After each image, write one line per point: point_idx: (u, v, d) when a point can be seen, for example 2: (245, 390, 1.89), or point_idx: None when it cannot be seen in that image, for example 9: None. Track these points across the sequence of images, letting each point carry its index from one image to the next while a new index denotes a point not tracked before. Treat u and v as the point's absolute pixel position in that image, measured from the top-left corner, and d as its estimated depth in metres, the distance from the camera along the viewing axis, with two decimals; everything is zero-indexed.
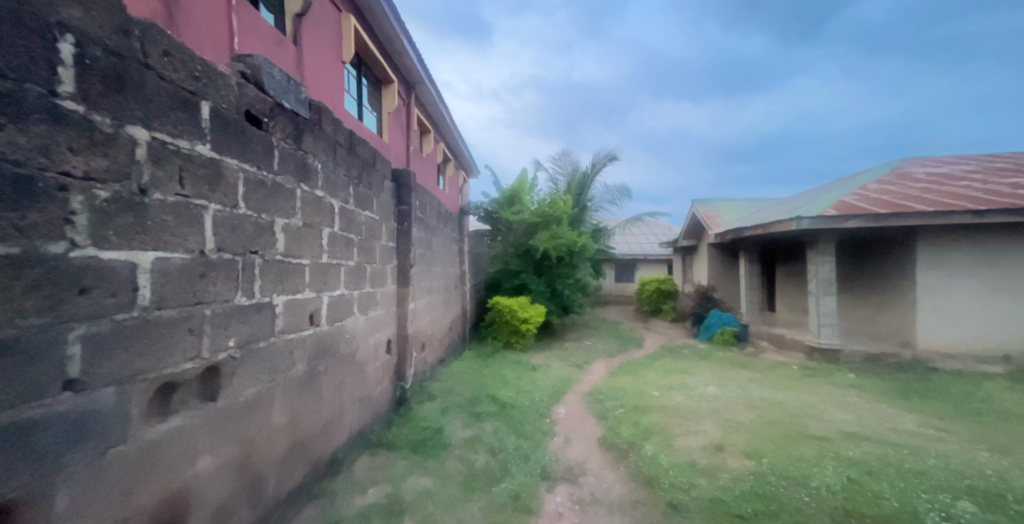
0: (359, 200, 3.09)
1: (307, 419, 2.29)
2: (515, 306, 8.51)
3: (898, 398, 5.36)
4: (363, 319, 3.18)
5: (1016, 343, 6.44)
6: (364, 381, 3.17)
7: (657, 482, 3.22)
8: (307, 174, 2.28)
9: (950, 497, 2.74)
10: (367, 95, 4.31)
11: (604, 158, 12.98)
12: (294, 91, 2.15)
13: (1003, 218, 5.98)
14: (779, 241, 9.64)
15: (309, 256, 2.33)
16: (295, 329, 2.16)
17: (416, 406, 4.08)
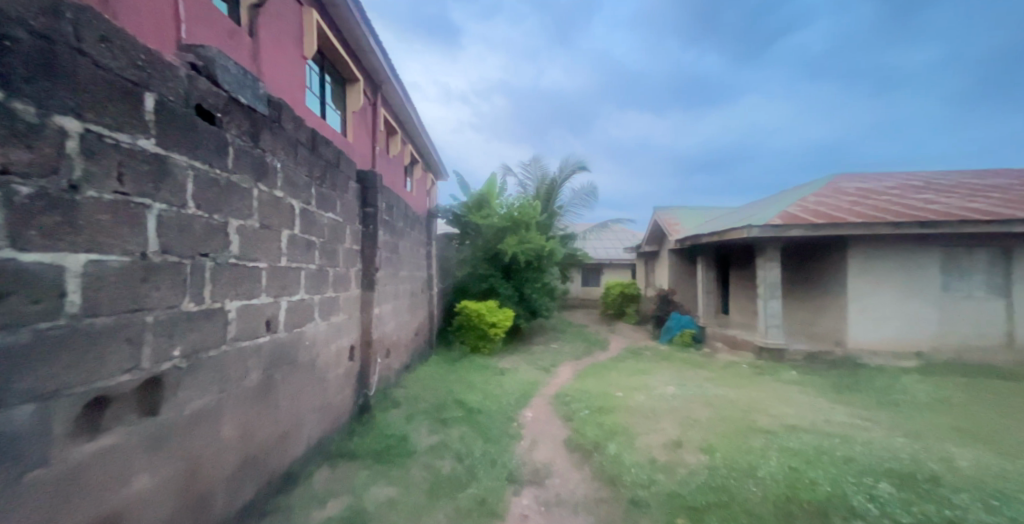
0: (322, 201, 2.99)
1: (261, 432, 2.18)
2: (483, 310, 8.48)
3: (838, 392, 5.73)
4: (325, 324, 3.07)
5: (930, 341, 7.03)
6: (324, 390, 3.05)
7: (620, 481, 3.27)
8: (265, 173, 2.18)
9: (873, 480, 2.93)
10: (331, 92, 4.20)
11: (573, 166, 13.22)
12: (252, 86, 2.06)
13: (917, 229, 6.52)
14: (733, 247, 10.11)
15: (266, 259, 2.22)
16: (250, 336, 2.06)
17: (379, 414, 3.96)
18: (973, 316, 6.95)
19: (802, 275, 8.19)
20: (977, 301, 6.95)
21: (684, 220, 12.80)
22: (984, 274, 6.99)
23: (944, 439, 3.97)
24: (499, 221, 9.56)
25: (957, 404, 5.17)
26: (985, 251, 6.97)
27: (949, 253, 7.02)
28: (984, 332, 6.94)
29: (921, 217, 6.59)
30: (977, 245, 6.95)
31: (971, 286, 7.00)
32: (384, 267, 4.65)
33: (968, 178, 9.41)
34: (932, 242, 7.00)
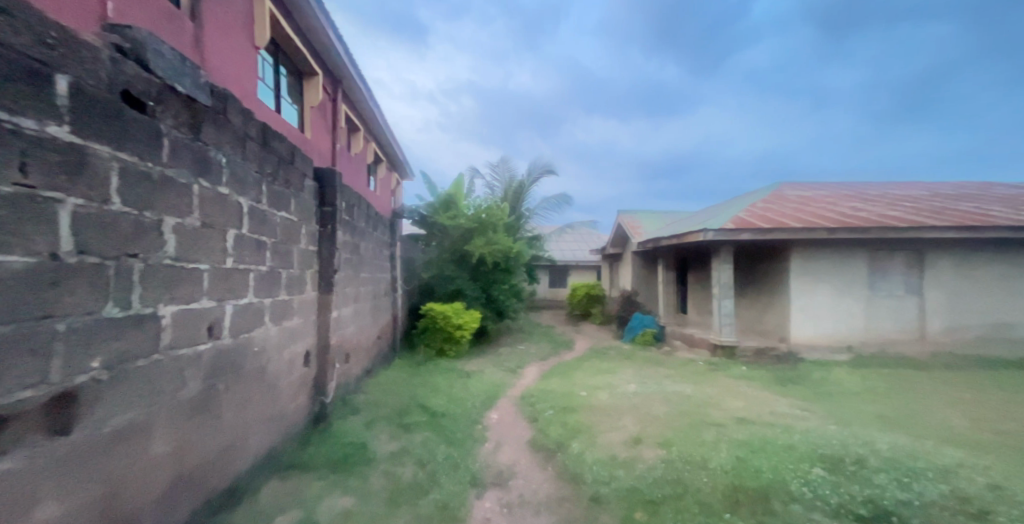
0: (274, 199, 2.85)
1: (197, 448, 2.03)
2: (449, 312, 8.37)
3: (782, 386, 6.10)
4: (277, 329, 2.93)
5: (859, 336, 7.60)
6: (275, 399, 2.90)
7: (582, 479, 3.33)
8: (207, 168, 2.06)
9: (809, 466, 3.13)
10: (286, 85, 4.02)
11: (540, 169, 13.34)
12: (191, 74, 1.93)
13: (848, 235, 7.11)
14: (690, 250, 10.54)
15: (209, 260, 2.09)
16: (187, 344, 1.92)
17: (337, 422, 3.81)
18: (894, 312, 7.59)
19: (753, 277, 8.71)
20: (897, 299, 7.61)
21: (646, 223, 13.21)
22: (904, 274, 7.66)
23: (872, 427, 4.31)
24: (466, 222, 9.48)
25: (883, 394, 5.63)
26: (904, 254, 7.64)
27: (875, 256, 7.64)
28: (903, 326, 7.61)
29: (855, 224, 7.15)
30: (897, 248, 7.60)
31: (892, 285, 7.65)
32: (344, 269, 4.49)
33: (895, 190, 10.31)
34: (862, 246, 7.59)
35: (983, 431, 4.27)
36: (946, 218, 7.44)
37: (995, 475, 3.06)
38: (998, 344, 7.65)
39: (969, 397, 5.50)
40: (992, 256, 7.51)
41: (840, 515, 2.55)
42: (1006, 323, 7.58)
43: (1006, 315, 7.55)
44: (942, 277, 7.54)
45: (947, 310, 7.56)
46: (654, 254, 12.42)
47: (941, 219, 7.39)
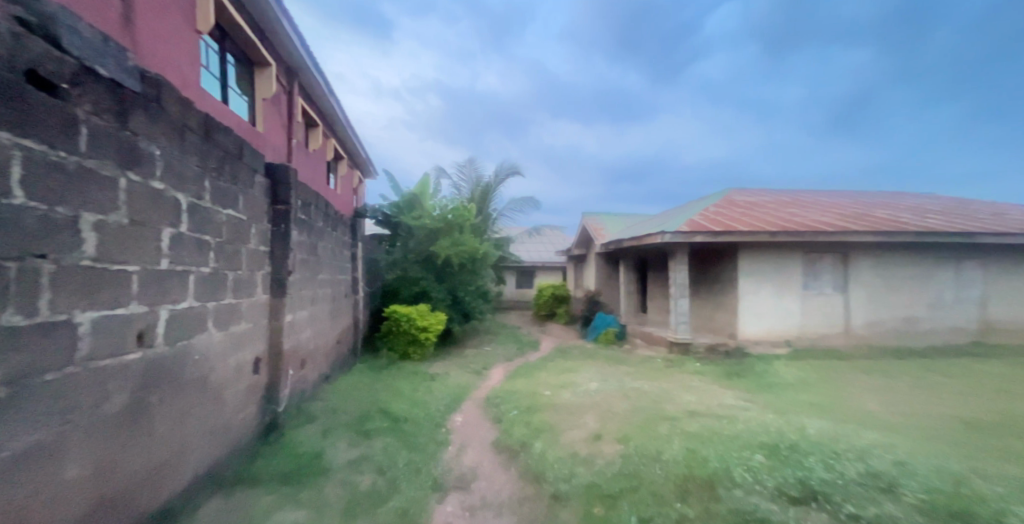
0: (219, 196, 2.69)
1: (122, 468, 1.83)
2: (413, 314, 8.21)
3: (730, 379, 6.44)
4: (222, 335, 2.76)
5: (798, 331, 8.15)
6: (218, 409, 2.72)
7: (543, 478, 3.37)
8: (137, 161, 1.90)
9: (750, 453, 3.31)
10: (234, 75, 3.81)
11: (506, 170, 13.37)
12: (115, 56, 1.76)
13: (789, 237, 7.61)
14: (650, 252, 10.90)
15: (139, 261, 1.93)
16: (110, 353, 1.75)
17: (291, 432, 3.63)
18: (828, 309, 8.21)
19: (706, 276, 9.14)
20: (830, 297, 8.24)
21: (609, 225, 13.54)
22: (832, 274, 8.29)
23: (805, 414, 4.65)
24: (431, 223, 9.32)
25: (816, 384, 6.07)
26: (836, 255, 8.28)
27: (812, 257, 8.24)
28: (834, 321, 8.23)
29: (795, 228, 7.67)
30: (831, 250, 8.23)
31: (827, 285, 8.26)
32: (299, 270, 4.29)
33: (831, 197, 11.15)
34: (803, 248, 8.15)
35: (894, 415, 4.71)
36: (869, 224, 8.15)
37: (904, 454, 3.37)
38: (912, 336, 8.35)
39: (886, 384, 6.07)
40: (903, 257, 8.30)
41: (777, 496, 2.71)
42: (914, 317, 8.33)
43: (914, 310, 8.32)
44: (864, 276, 8.22)
45: (867, 306, 8.24)
46: (617, 256, 12.76)
47: (867, 224, 8.07)
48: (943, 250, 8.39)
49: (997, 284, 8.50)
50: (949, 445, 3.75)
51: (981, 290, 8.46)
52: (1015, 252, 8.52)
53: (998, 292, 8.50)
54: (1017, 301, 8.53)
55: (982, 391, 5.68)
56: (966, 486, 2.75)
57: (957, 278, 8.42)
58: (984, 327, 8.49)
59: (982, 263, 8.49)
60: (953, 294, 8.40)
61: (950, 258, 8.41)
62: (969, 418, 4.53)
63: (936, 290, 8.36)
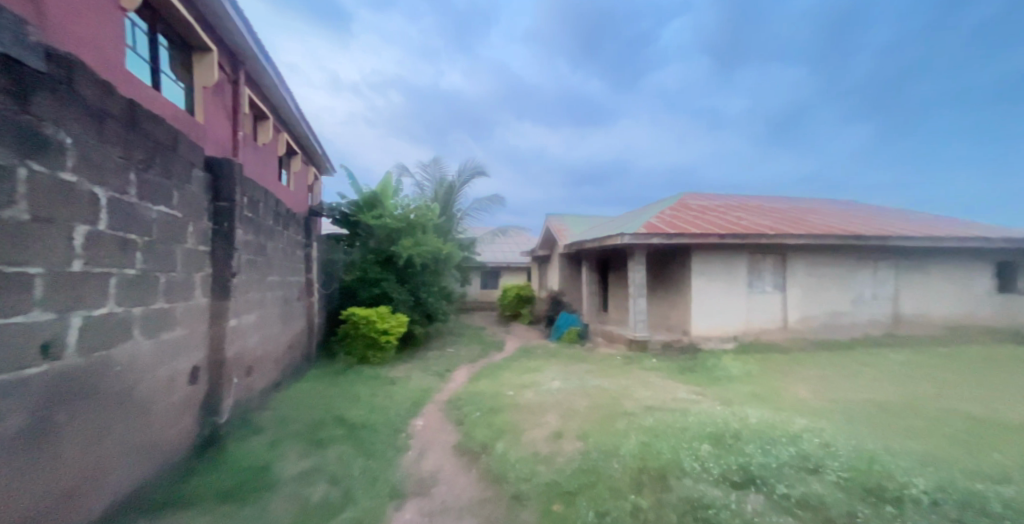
0: (148, 190, 2.49)
1: (22, 500, 1.57)
2: (373, 316, 7.94)
3: (684, 374, 6.72)
4: (151, 343, 2.54)
5: (744, 327, 8.63)
6: (146, 424, 2.48)
7: (505, 479, 3.38)
8: (43, 148, 1.70)
9: (698, 443, 3.46)
10: (168, 59, 3.54)
11: (470, 170, 13.28)
12: (14, 30, 1.54)
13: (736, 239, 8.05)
14: (611, 253, 11.18)
15: (43, 263, 1.71)
16: (8, 368, 1.52)
17: (235, 445, 3.41)
18: (769, 306, 8.76)
19: (662, 277, 9.49)
20: (771, 294, 8.80)
21: (571, 227, 13.77)
22: (771, 273, 8.86)
23: (748, 404, 4.94)
24: (392, 222, 9.06)
25: (757, 376, 6.47)
26: (776, 256, 8.85)
27: (756, 258, 8.76)
28: (774, 317, 8.79)
29: (741, 232, 8.13)
30: (772, 251, 8.78)
31: (768, 283, 8.82)
32: (245, 271, 4.04)
33: (774, 203, 11.91)
34: (748, 249, 8.65)
35: (822, 402, 5.12)
36: (804, 228, 8.79)
37: (829, 436, 3.66)
38: (838, 329, 9.05)
39: (818, 374, 6.55)
40: (830, 258, 9.01)
41: (720, 482, 2.86)
42: (839, 312, 9.05)
43: (838, 306, 9.04)
44: (798, 275, 8.84)
45: (800, 303, 8.86)
46: (579, 257, 12.99)
47: (801, 229, 8.71)
48: (861, 252, 9.18)
49: (907, 282, 9.39)
50: (866, 428, 4.12)
51: (891, 287, 9.32)
52: (922, 253, 9.44)
53: (908, 289, 9.38)
54: (923, 297, 9.45)
55: (898, 378, 6.25)
56: (877, 462, 3.02)
57: (871, 277, 9.23)
58: (894, 320, 9.34)
59: (893, 263, 9.35)
60: (868, 292, 9.20)
61: (865, 259, 9.21)
62: (886, 403, 5.00)
63: (853, 289, 9.11)
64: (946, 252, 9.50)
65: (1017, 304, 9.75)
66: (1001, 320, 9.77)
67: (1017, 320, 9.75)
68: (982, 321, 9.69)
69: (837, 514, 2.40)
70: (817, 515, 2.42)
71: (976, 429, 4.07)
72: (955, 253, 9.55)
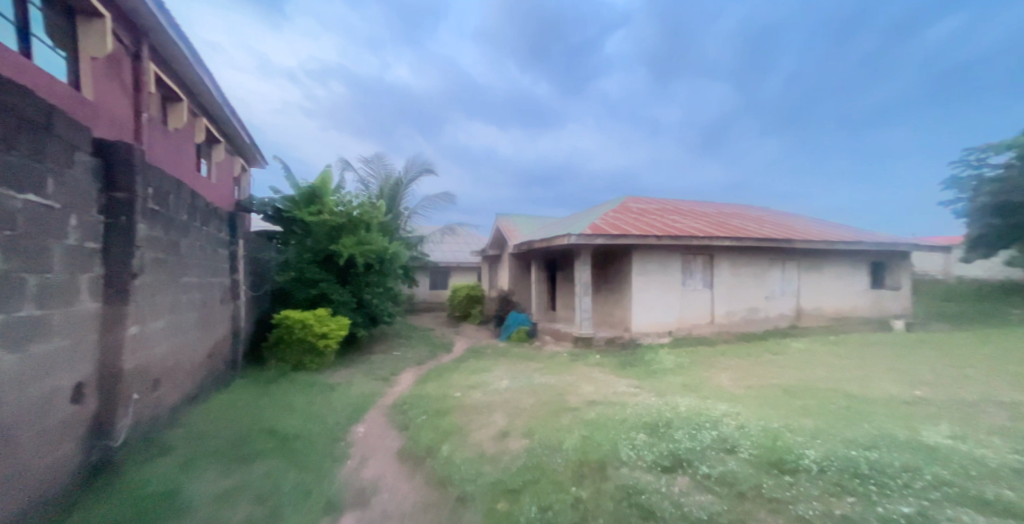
0: (11, 176, 2.13)
1: None
2: (309, 319, 7.44)
3: (624, 368, 6.99)
4: (23, 356, 2.18)
5: (677, 323, 9.15)
6: (16, 452, 2.11)
7: (449, 481, 3.32)
8: None
9: (634, 433, 3.60)
10: (44, 23, 3.07)
11: (418, 168, 12.95)
12: None
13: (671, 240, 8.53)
14: (559, 253, 11.39)
15: None
16: None
17: (134, 470, 3.02)
18: (698, 303, 9.37)
19: (605, 276, 9.82)
20: (700, 292, 9.41)
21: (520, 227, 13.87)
22: (700, 272, 9.47)
23: (677, 394, 5.24)
24: (332, 218, 8.53)
25: (688, 367, 6.89)
26: (704, 257, 9.48)
27: (688, 258, 9.33)
28: (702, 312, 9.39)
29: (676, 234, 8.63)
30: (701, 252, 9.40)
31: (697, 282, 9.42)
32: (152, 272, 3.62)
33: (705, 208, 12.75)
34: (681, 250, 9.18)
35: (740, 389, 5.56)
36: (728, 232, 9.51)
37: (742, 419, 3.97)
38: (755, 323, 9.87)
39: (736, 364, 7.10)
40: (748, 258, 9.81)
41: (652, 469, 3.00)
42: (755, 308, 9.87)
43: (754, 302, 9.87)
44: (723, 274, 9.54)
45: (724, 299, 9.56)
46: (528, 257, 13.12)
47: (726, 232, 9.42)
48: (774, 253, 10.09)
49: (808, 280, 10.47)
50: (774, 410, 4.53)
51: (796, 285, 10.35)
52: (822, 254, 10.58)
53: (808, 287, 10.47)
54: (822, 293, 10.60)
55: (803, 365, 6.93)
56: (779, 439, 3.33)
57: (781, 275, 10.19)
58: (799, 313, 10.37)
59: (800, 263, 10.39)
60: (778, 289, 10.15)
61: (778, 259, 10.15)
62: (790, 387, 5.54)
63: (767, 286, 10.01)
64: (838, 254, 10.72)
65: (890, 297, 11.31)
66: (876, 313, 11.23)
67: (887, 313, 11.29)
68: (864, 314, 11.06)
69: (747, 488, 2.61)
70: (731, 489, 2.62)
71: (858, 406, 4.63)
72: (849, 255, 10.82)
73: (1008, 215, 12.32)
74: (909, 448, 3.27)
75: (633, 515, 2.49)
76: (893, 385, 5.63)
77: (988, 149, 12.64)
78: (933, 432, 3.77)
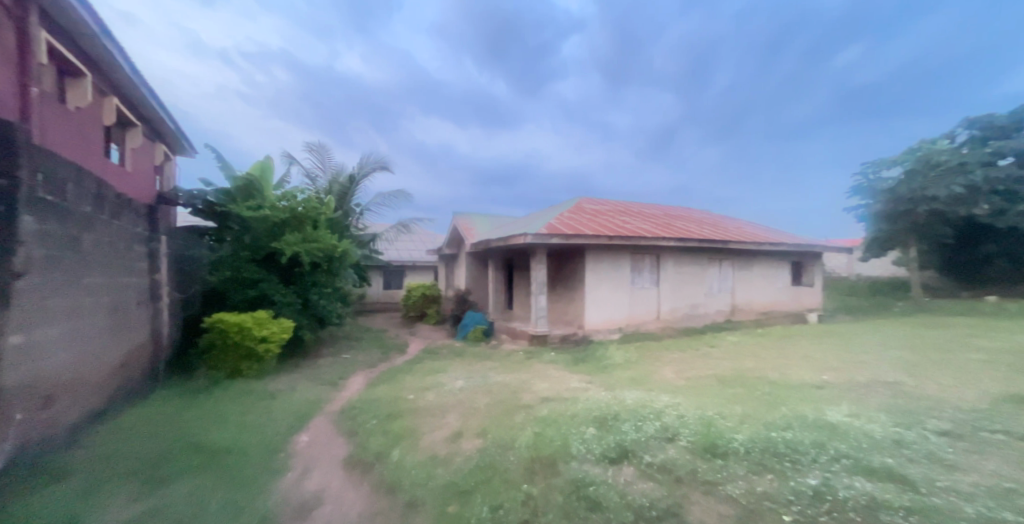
0: None
1: None
2: (247, 323, 6.82)
3: (577, 364, 7.07)
4: None
5: (627, 320, 9.41)
6: None
7: (398, 487, 3.15)
8: None
9: (584, 427, 3.60)
10: None
11: (373, 164, 12.38)
12: None
13: (622, 241, 8.77)
14: (515, 252, 11.36)
15: None
16: None
17: (18, 505, 2.55)
18: (646, 300, 9.69)
19: (559, 275, 9.92)
20: (648, 289, 9.74)
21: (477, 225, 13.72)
22: (648, 270, 9.80)
23: (625, 388, 5.35)
24: (273, 213, 7.90)
25: (636, 361, 7.10)
26: (652, 256, 9.82)
27: (637, 258, 9.62)
28: (649, 309, 9.73)
29: (626, 235, 8.87)
30: (649, 252, 9.73)
31: (646, 280, 9.74)
32: (43, 271, 3.15)
33: (654, 210, 13.24)
34: (631, 250, 9.45)
35: (682, 380, 5.78)
36: (673, 233, 9.94)
37: (683, 409, 4.12)
38: (696, 318, 10.38)
39: (679, 357, 7.41)
40: (691, 258, 10.29)
41: (601, 460, 3.01)
42: (695, 304, 10.38)
43: (695, 298, 10.38)
44: (669, 273, 9.94)
45: (669, 296, 9.97)
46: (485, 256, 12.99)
47: (671, 234, 9.83)
48: (713, 253, 10.67)
49: (740, 278, 11.18)
50: (710, 398, 4.75)
51: (731, 283, 11.02)
52: (754, 254, 11.35)
53: (741, 284, 11.18)
54: (753, 290, 11.37)
55: (736, 356, 7.37)
56: (712, 425, 3.48)
57: (719, 274, 10.81)
58: (733, 309, 11.05)
59: (735, 262, 11.07)
60: (716, 286, 10.75)
61: (716, 258, 10.75)
62: (724, 377, 5.84)
63: (707, 284, 10.57)
64: (765, 254, 11.54)
65: (807, 294, 12.35)
66: (797, 307, 12.23)
67: (805, 307, 12.34)
68: (788, 308, 11.99)
69: (685, 473, 2.70)
70: (670, 476, 2.69)
71: (779, 392, 4.97)
72: (775, 254, 11.70)
73: (893, 221, 13.86)
74: (815, 426, 3.55)
75: (582, 507, 2.47)
76: (805, 371, 6.13)
77: (879, 164, 14.16)
78: (834, 411, 4.13)
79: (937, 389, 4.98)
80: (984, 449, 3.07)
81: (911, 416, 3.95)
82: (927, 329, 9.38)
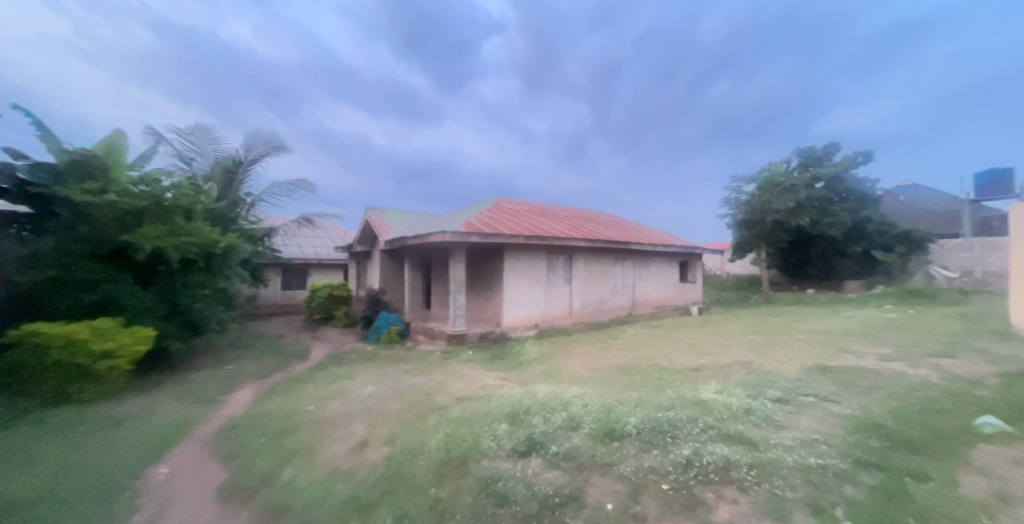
0: None
1: None
2: (82, 335, 5.75)
3: (491, 362, 7.29)
4: None
5: (542, 316, 9.95)
6: None
7: (288, 511, 3.01)
8: None
9: (496, 425, 3.85)
10: None
11: (264, 146, 11.14)
12: None
13: (537, 241, 9.33)
14: (434, 250, 11.30)
15: None
16: None
17: None
18: (560, 297, 10.32)
19: (479, 274, 10.10)
20: (562, 287, 10.40)
21: (393, 221, 13.31)
22: (562, 269, 10.46)
23: (539, 382, 5.72)
24: (120, 200, 6.58)
25: (549, 356, 7.58)
26: (566, 256, 10.51)
27: (551, 258, 10.22)
28: (562, 306, 10.37)
29: (541, 236, 9.43)
30: (563, 252, 10.39)
31: (560, 278, 10.39)
32: None
33: (566, 212, 14.15)
34: (546, 250, 10.03)
35: (589, 371, 6.35)
36: (584, 234, 10.77)
37: (587, 398, 4.57)
38: (602, 313, 11.33)
39: (587, 350, 8.11)
40: (598, 258, 11.22)
41: (511, 454, 3.27)
42: (602, 300, 11.33)
43: (602, 295, 11.32)
44: (580, 272, 10.74)
45: (579, 293, 10.75)
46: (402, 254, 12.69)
47: (579, 235, 10.63)
48: (618, 253, 11.74)
49: (639, 276, 12.45)
50: (612, 386, 5.32)
51: (631, 281, 12.22)
52: (649, 254, 12.72)
53: (639, 282, 12.46)
54: (648, 286, 12.74)
55: (631, 346, 8.27)
56: (611, 411, 3.97)
57: (621, 272, 11.93)
58: (633, 304, 12.26)
59: (635, 262, 12.31)
60: (619, 284, 11.84)
61: (619, 258, 11.84)
62: (624, 366, 6.56)
63: (611, 282, 11.60)
64: (659, 253, 13.02)
65: (690, 289, 14.19)
66: (683, 300, 13.99)
67: (689, 301, 14.21)
68: (676, 302, 13.65)
69: (585, 458, 3.08)
70: (574, 463, 3.03)
71: (666, 376, 5.75)
72: (666, 255, 13.26)
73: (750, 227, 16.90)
74: (693, 404, 4.21)
75: (490, 503, 2.66)
76: (687, 356, 7.13)
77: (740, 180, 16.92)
78: (707, 389, 4.92)
79: (776, 364, 6.24)
80: (802, 409, 3.99)
81: (757, 388, 4.90)
82: (767, 317, 11.43)
